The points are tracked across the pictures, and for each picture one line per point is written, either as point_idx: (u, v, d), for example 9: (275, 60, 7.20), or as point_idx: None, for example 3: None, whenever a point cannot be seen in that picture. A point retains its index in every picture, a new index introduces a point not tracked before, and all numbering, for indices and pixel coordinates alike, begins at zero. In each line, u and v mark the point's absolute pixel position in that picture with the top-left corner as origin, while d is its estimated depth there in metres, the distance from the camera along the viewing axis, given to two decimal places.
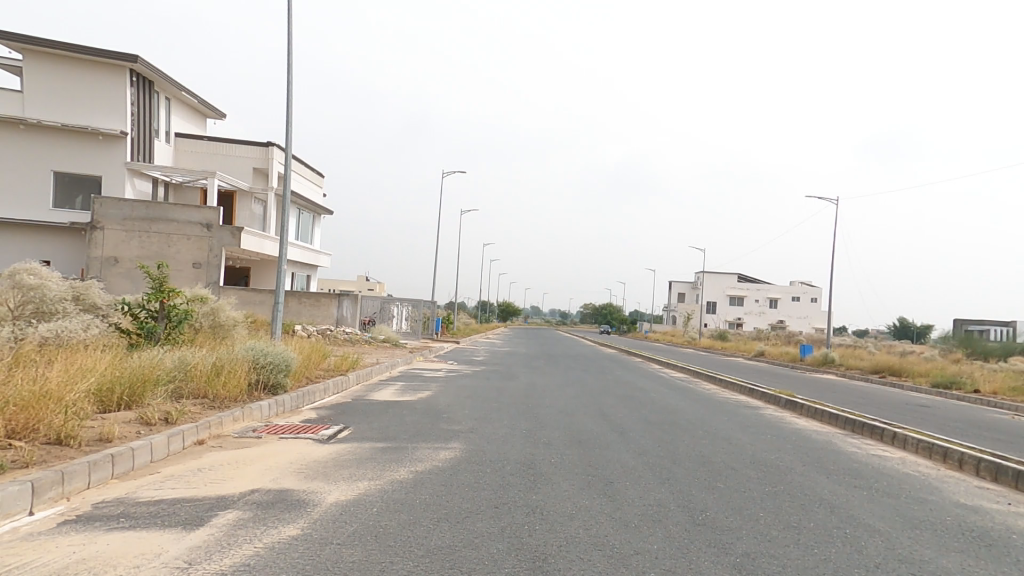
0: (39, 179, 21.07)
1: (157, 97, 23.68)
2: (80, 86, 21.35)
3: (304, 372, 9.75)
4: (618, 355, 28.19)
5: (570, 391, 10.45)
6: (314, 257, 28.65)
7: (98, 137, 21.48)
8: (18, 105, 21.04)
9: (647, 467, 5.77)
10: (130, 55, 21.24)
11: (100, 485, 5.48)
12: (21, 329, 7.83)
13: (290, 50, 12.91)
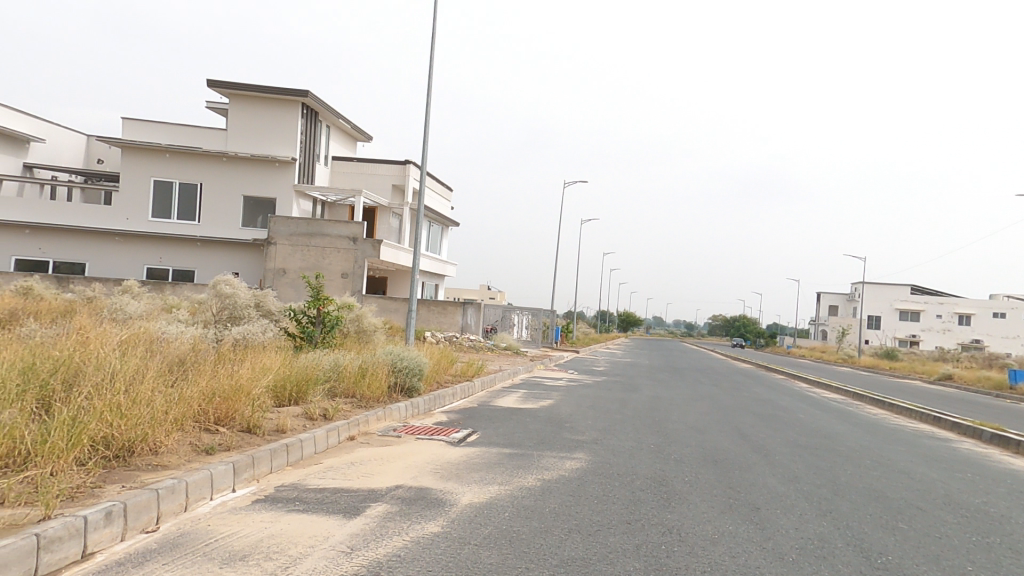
0: (232, 203, 25.15)
1: (320, 126, 27.14)
2: (263, 120, 25.14)
3: (434, 376, 10.42)
4: (756, 371, 25.95)
5: (703, 407, 9.89)
6: (441, 268, 30.57)
7: (275, 164, 25.11)
8: (222, 142, 25.31)
9: (800, 496, 5.27)
10: (301, 91, 24.62)
11: (279, 470, 6.44)
12: (220, 331, 9.46)
13: (429, 79, 14.79)
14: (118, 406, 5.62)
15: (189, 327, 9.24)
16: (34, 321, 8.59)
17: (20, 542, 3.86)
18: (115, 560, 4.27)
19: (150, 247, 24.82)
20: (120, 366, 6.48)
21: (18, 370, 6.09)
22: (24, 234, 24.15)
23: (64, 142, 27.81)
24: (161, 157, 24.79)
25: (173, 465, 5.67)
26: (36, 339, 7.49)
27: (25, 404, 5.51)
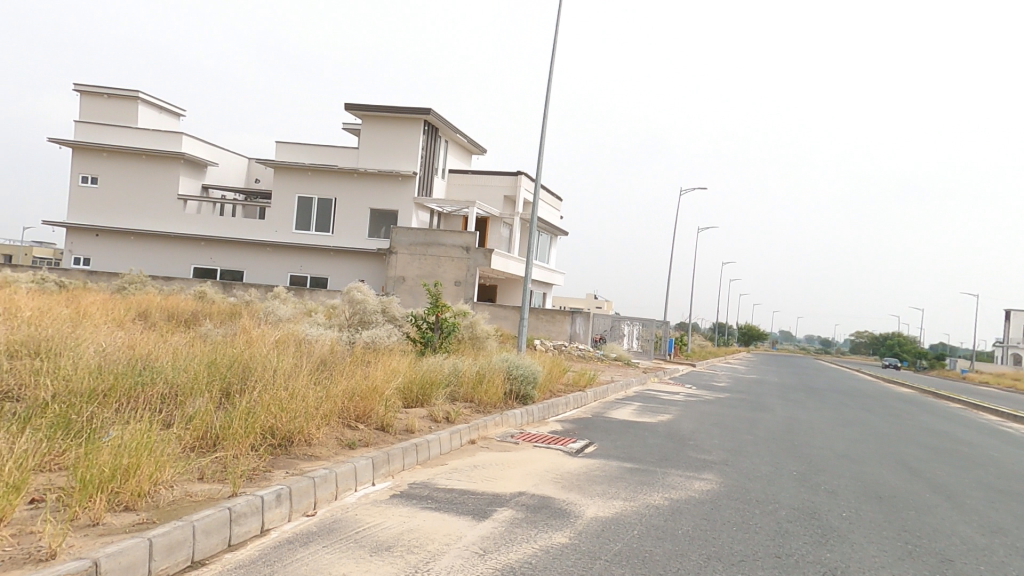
0: (361, 215, 27.56)
1: (439, 141, 28.89)
2: (389, 138, 27.23)
3: (548, 385, 10.51)
4: (915, 396, 22.78)
5: (853, 433, 8.96)
6: (550, 276, 30.89)
7: (398, 178, 27.19)
8: (354, 159, 27.55)
9: (1005, 551, 4.53)
10: (424, 109, 26.41)
11: (410, 468, 6.89)
12: (352, 334, 10.37)
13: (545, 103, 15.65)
14: (280, 401, 6.48)
15: (328, 331, 10.27)
16: (210, 321, 10.11)
17: (218, 514, 4.52)
18: (286, 537, 4.87)
19: (293, 257, 27.90)
20: (280, 366, 7.47)
21: (206, 365, 7.28)
22: (198, 245, 28.26)
23: (233, 165, 31.83)
24: (305, 176, 27.80)
25: (324, 456, 6.34)
26: (214, 338, 8.80)
27: (213, 394, 6.59)
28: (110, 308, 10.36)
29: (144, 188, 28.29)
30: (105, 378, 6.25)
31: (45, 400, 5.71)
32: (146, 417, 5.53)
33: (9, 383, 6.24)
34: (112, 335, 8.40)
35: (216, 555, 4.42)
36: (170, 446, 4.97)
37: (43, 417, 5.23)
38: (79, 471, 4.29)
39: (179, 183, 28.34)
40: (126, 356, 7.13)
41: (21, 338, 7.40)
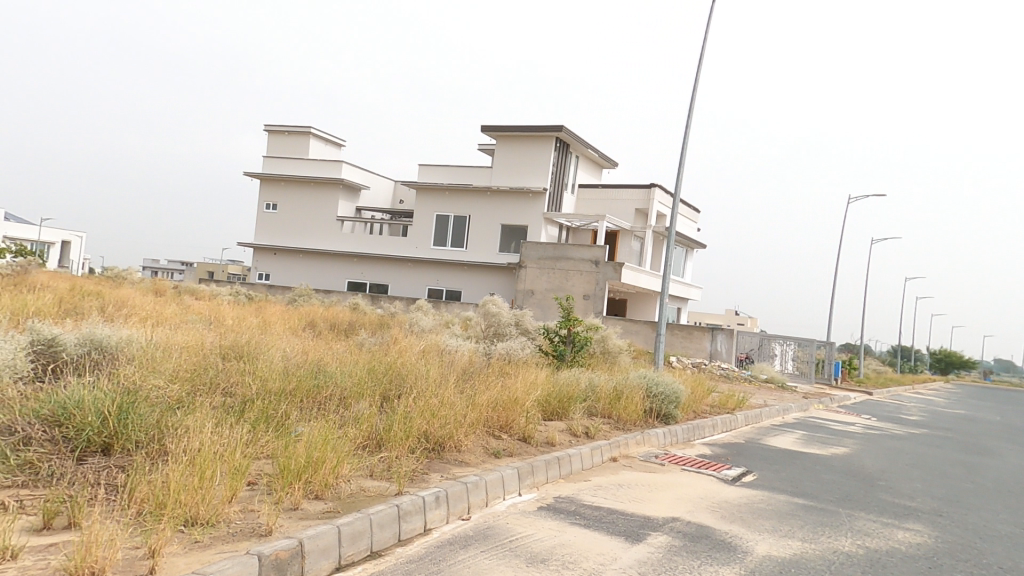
0: (493, 231, 28.90)
1: (570, 157, 29.40)
2: (521, 156, 28.32)
3: (691, 405, 9.84)
4: None
5: None
6: (686, 291, 29.58)
7: (529, 195, 28.12)
8: (487, 177, 29.01)
9: None
10: (556, 126, 27.11)
11: (554, 481, 6.80)
12: (489, 345, 10.73)
13: (690, 111, 15.19)
14: (432, 408, 6.95)
15: (466, 341, 10.78)
16: (365, 330, 11.20)
17: (388, 510, 5.01)
18: (446, 539, 5.10)
19: (430, 271, 29.94)
20: (430, 377, 8.07)
21: (367, 370, 8.73)
22: (351, 261, 31.58)
23: (381, 188, 35.20)
24: (442, 195, 29.84)
25: (473, 463, 6.61)
26: (369, 347, 10.02)
27: (372, 398, 7.93)
28: (287, 317, 11.99)
29: (310, 211, 32.45)
30: (290, 381, 7.92)
31: (251, 395, 7.43)
32: (323, 416, 7.16)
33: (226, 378, 8.08)
34: (291, 343, 10.17)
35: (389, 548, 4.88)
36: (346, 444, 5.82)
37: (251, 411, 6.86)
38: (283, 460, 5.32)
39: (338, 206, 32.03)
40: (306, 362, 8.97)
41: (230, 342, 9.55)
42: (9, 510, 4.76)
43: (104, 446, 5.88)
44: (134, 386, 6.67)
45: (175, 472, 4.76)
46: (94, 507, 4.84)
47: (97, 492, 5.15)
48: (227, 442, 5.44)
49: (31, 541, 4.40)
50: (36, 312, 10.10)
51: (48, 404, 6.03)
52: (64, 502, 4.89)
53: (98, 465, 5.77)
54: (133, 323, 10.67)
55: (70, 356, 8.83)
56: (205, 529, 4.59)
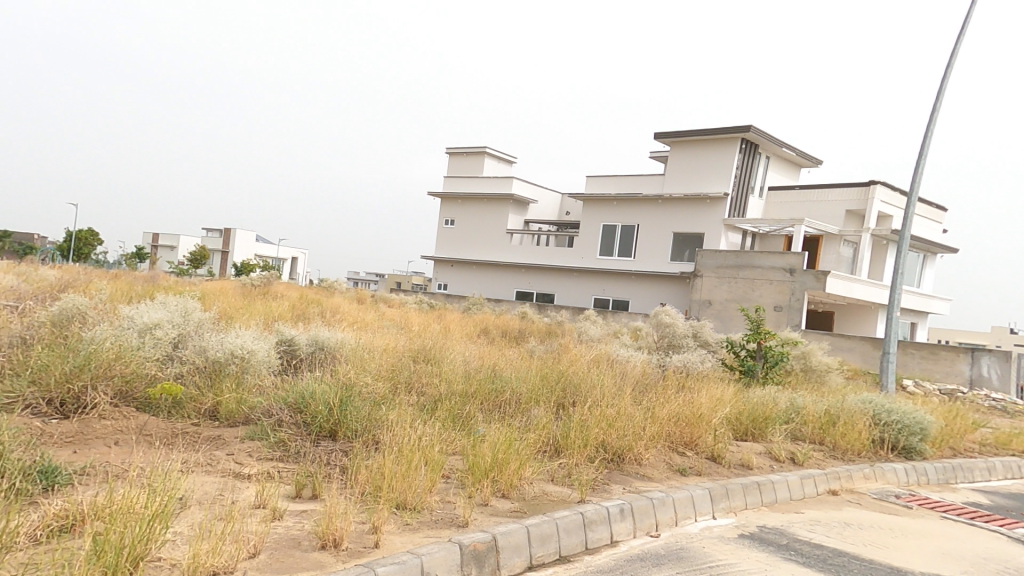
0: (665, 240, 28.04)
1: (758, 157, 26.98)
2: (700, 160, 26.89)
3: (946, 441, 7.98)
4: None
5: None
6: (920, 303, 25.00)
7: (707, 200, 26.57)
8: (659, 185, 28.29)
9: None
10: (743, 126, 25.11)
11: (755, 509, 5.87)
12: (663, 358, 10.03)
13: (943, 84, 12.74)
14: (608, 418, 6.60)
15: (638, 352, 10.26)
16: (534, 338, 11.37)
17: (573, 516, 4.77)
18: (634, 553, 4.66)
19: (595, 281, 30.04)
20: (605, 389, 7.74)
21: (540, 377, 8.81)
22: (519, 271, 33.27)
23: (548, 201, 36.47)
24: (611, 205, 29.82)
25: (656, 478, 6.04)
26: (540, 354, 10.10)
27: (547, 404, 7.89)
28: (465, 324, 12.76)
29: (483, 226, 35.06)
30: (471, 383, 8.31)
31: (438, 394, 8.06)
32: (502, 417, 7.37)
33: (417, 379, 9.31)
34: (469, 348, 10.80)
35: (577, 555, 4.62)
36: (527, 447, 5.77)
37: (442, 406, 7.51)
38: (471, 459, 5.43)
39: (508, 220, 34.02)
40: (483, 367, 9.42)
41: (417, 347, 10.67)
42: (274, 480, 5.86)
43: (333, 432, 7.51)
44: (351, 383, 8.42)
45: (387, 459, 5.43)
46: (331, 484, 5.71)
47: (330, 471, 6.26)
48: (424, 437, 6.11)
49: (291, 505, 5.33)
50: (279, 317, 12.29)
51: (294, 394, 8.11)
52: (308, 477, 5.84)
53: (329, 446, 7.32)
54: (346, 327, 12.38)
55: (304, 353, 10.56)
56: (413, 513, 5.05)
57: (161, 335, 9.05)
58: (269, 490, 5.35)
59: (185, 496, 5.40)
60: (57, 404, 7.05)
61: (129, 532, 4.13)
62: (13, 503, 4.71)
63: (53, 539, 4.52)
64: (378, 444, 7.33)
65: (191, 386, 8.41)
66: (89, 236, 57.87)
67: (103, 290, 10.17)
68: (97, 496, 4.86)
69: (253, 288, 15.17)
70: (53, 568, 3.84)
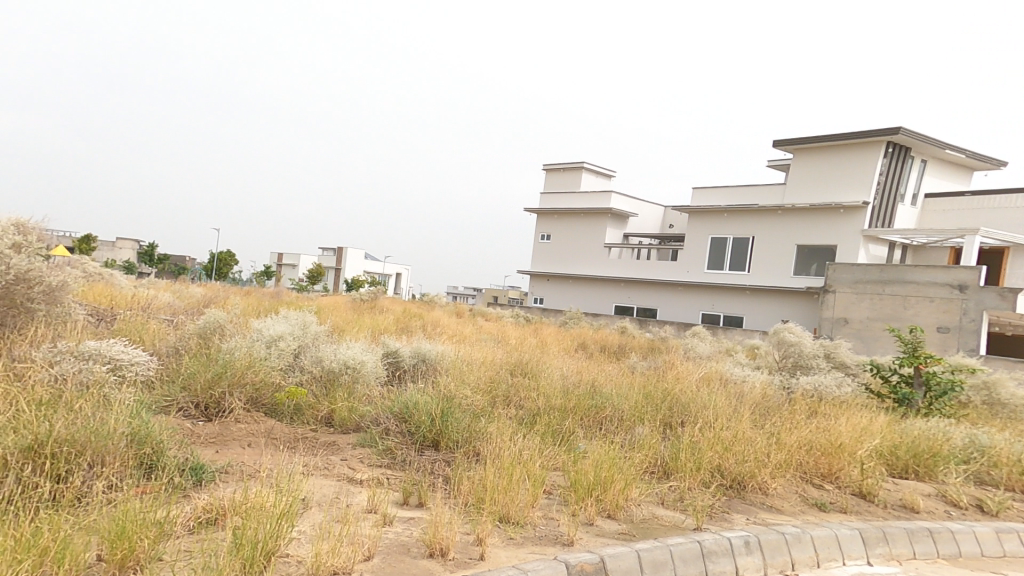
0: (787, 253, 26.09)
1: (909, 162, 23.97)
2: (833, 168, 24.62)
3: None
4: None
5: None
6: None
7: (840, 210, 24.25)
8: (779, 195, 26.41)
9: None
10: (891, 129, 22.32)
11: (926, 560, 4.95)
12: (787, 380, 9.10)
13: None
14: (723, 441, 6.01)
15: (756, 372, 9.39)
16: (635, 354, 10.92)
17: (689, 544, 4.31)
18: None
19: (705, 296, 28.83)
20: (720, 410, 7.09)
21: (643, 394, 8.31)
22: (618, 286, 32.80)
23: (649, 215, 35.68)
24: (721, 217, 28.59)
25: (788, 511, 5.31)
26: (642, 370, 9.60)
27: (653, 423, 7.37)
28: (562, 338, 12.61)
29: (580, 240, 35.05)
30: (569, 399, 8.02)
31: (536, 409, 7.86)
32: (603, 434, 7.01)
33: (515, 393, 9.20)
34: (567, 362, 10.58)
35: None
36: (632, 466, 5.38)
37: (540, 419, 7.36)
38: (572, 475, 5.18)
39: (607, 235, 33.74)
40: (581, 382, 9.11)
41: (514, 361, 10.60)
42: (384, 487, 6.05)
43: (436, 441, 7.61)
44: (450, 395, 8.52)
45: (489, 471, 5.38)
46: (436, 493, 5.75)
47: (434, 481, 6.33)
48: (524, 451, 6.01)
49: (400, 511, 5.42)
50: (384, 329, 12.96)
51: (400, 404, 8.42)
52: (414, 485, 5.95)
53: (432, 456, 7.42)
54: (446, 340, 12.74)
55: (407, 364, 10.98)
56: (516, 527, 4.86)
57: (284, 346, 9.89)
58: (379, 496, 5.53)
59: (306, 497, 5.76)
60: (202, 408, 7.84)
61: (263, 529, 4.44)
62: (172, 496, 5.42)
63: (200, 530, 5.00)
64: (479, 455, 7.32)
65: (311, 393, 9.06)
66: (229, 256, 66.16)
67: (237, 306, 11.36)
68: (236, 493, 5.39)
69: (362, 303, 16.23)
70: (203, 558, 4.21)
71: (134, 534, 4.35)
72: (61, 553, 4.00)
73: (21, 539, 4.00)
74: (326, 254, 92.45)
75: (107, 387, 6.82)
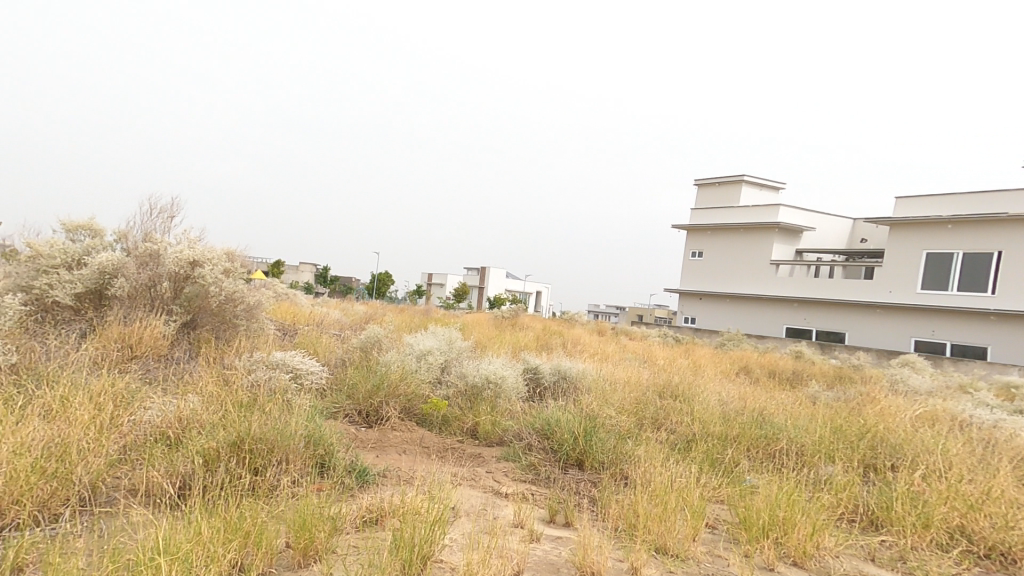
0: None
1: None
2: None
3: None
4: None
5: None
6: None
7: None
8: None
9: None
10: None
11: None
12: None
13: None
14: (967, 497, 4.69)
15: (1011, 419, 7.41)
16: (814, 384, 9.61)
17: None
18: None
19: (918, 321, 24.52)
20: (960, 459, 5.59)
21: (830, 430, 6.92)
22: (792, 306, 29.73)
23: (828, 228, 32.25)
24: (942, 230, 24.07)
25: None
26: (826, 402, 8.20)
27: (850, 463, 6.08)
28: (719, 363, 11.76)
29: (740, 258, 32.72)
30: (732, 427, 7.06)
31: (692, 435, 7.04)
32: (778, 468, 5.99)
33: (665, 417, 8.38)
34: (727, 386, 9.52)
35: None
36: (821, 509, 4.40)
37: (698, 447, 6.57)
38: (740, 511, 4.43)
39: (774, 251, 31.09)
40: (745, 409, 8.00)
41: (662, 383, 9.71)
42: (529, 503, 5.81)
43: (580, 460, 7.18)
44: (594, 414, 8.07)
45: (641, 497, 4.87)
46: (584, 512, 5.36)
47: (580, 501, 5.91)
48: (678, 477, 5.35)
49: (546, 528, 5.10)
50: (525, 346, 13.01)
51: (541, 420, 8.20)
52: (560, 504, 5.62)
53: (577, 475, 7.01)
54: (586, 358, 12.31)
55: (547, 382, 10.77)
56: (678, 561, 4.20)
57: (432, 361, 10.39)
58: (525, 511, 5.31)
59: (455, 505, 5.75)
60: (364, 415, 8.46)
61: (418, 533, 4.47)
62: (340, 495, 5.82)
63: (365, 528, 5.25)
64: (627, 479, 6.73)
65: (455, 405, 9.32)
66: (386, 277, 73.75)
67: (392, 322, 12.33)
68: (394, 496, 5.62)
69: (503, 320, 16.63)
70: (369, 554, 4.37)
71: (313, 526, 4.69)
72: (259, 537, 4.47)
73: (229, 521, 4.52)
74: (470, 274, 98.41)
75: (289, 393, 7.70)
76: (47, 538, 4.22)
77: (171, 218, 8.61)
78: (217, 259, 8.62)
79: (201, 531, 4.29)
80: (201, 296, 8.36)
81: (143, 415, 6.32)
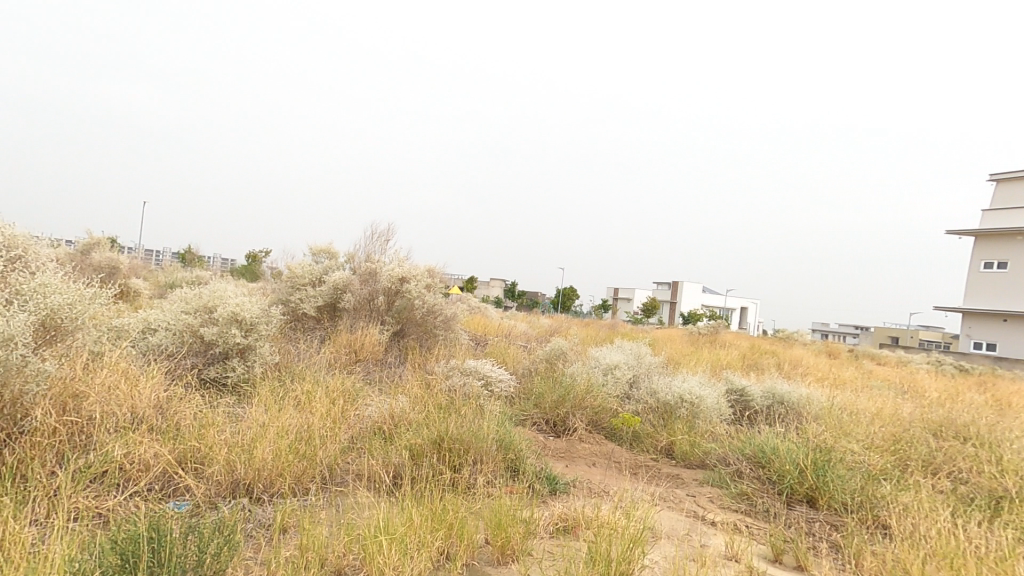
0: None
1: None
2: None
3: None
4: None
5: None
6: None
7: None
8: None
9: None
10: None
11: None
12: None
13: None
14: None
15: None
16: None
17: None
18: None
19: None
20: None
21: None
22: None
23: None
24: None
25: None
26: None
27: None
28: None
29: None
30: None
31: (1008, 495, 5.20)
32: None
33: (947, 462, 6.24)
34: None
35: None
36: None
37: (1012, 513, 4.68)
38: None
39: None
40: None
41: (938, 420, 7.38)
42: (744, 535, 4.78)
43: (812, 497, 5.70)
44: (826, 446, 6.40)
45: (912, 555, 3.57)
46: (824, 559, 4.15)
47: (816, 544, 4.61)
48: (982, 545, 3.83)
49: (770, 569, 4.06)
50: (727, 364, 11.41)
51: (753, 446, 6.87)
52: (787, 543, 4.48)
53: (808, 514, 5.55)
54: (811, 382, 10.15)
55: (758, 406, 9.06)
56: None
57: (620, 375, 9.78)
58: (739, 544, 4.37)
59: (654, 527, 5.03)
60: (551, 425, 8.28)
61: (614, 549, 3.94)
62: (532, 500, 5.63)
63: (559, 535, 4.92)
64: (887, 530, 5.05)
65: (647, 422, 8.49)
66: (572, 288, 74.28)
67: (577, 335, 12.15)
68: (586, 508, 5.19)
69: (700, 337, 14.97)
70: (565, 562, 4.04)
71: (508, 526, 4.53)
72: (461, 530, 4.47)
73: (435, 511, 4.62)
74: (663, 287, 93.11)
75: (481, 399, 8.00)
76: (300, 507, 4.83)
77: (385, 242, 10.03)
78: (420, 275, 9.75)
79: (412, 518, 4.42)
80: (408, 308, 9.46)
81: (366, 411, 7.22)
